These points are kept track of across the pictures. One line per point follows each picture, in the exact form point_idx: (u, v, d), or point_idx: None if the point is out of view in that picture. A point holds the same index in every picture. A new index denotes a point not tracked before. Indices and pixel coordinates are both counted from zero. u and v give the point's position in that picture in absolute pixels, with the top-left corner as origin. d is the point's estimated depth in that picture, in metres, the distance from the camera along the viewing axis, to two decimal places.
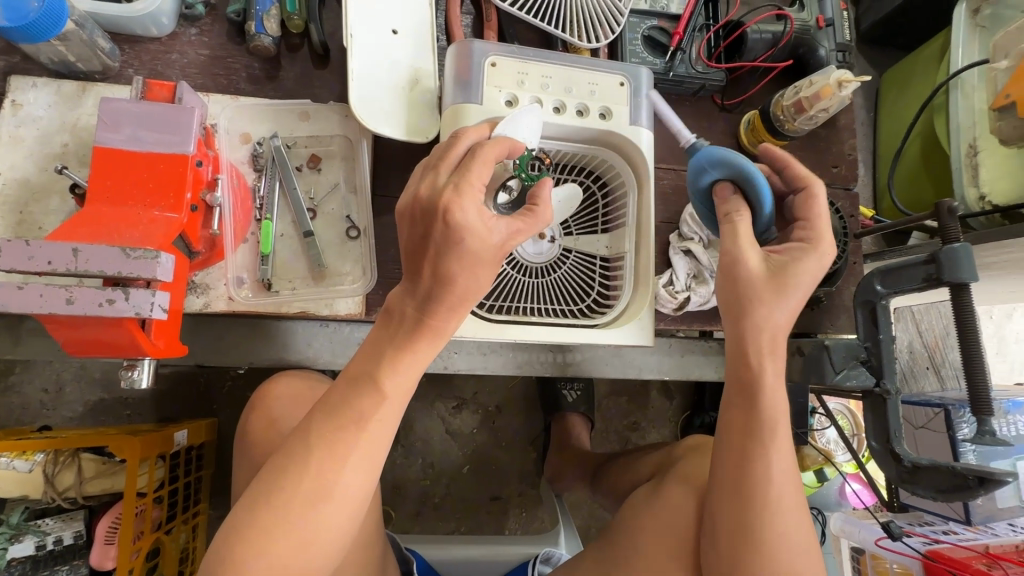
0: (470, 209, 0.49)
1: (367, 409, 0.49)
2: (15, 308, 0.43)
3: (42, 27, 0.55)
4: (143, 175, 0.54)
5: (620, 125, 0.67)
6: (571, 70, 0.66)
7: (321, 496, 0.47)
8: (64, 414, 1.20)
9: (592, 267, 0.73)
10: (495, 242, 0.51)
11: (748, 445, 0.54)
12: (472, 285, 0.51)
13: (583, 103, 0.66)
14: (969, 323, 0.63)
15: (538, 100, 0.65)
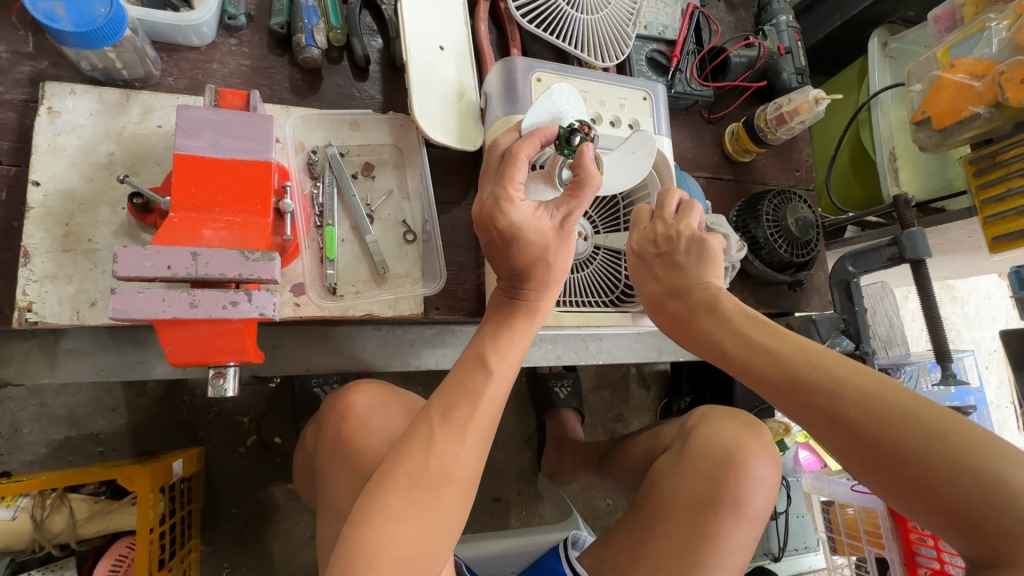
0: (515, 211, 0.53)
1: (481, 387, 0.54)
2: (141, 314, 0.43)
3: (105, 34, 0.54)
4: (228, 181, 0.54)
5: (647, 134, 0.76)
6: (602, 87, 0.75)
7: (450, 468, 0.52)
8: (22, 458, 1.07)
9: (619, 261, 0.81)
10: (549, 228, 0.55)
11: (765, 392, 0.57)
12: (540, 260, 0.55)
13: (616, 116, 0.75)
14: (929, 291, 0.77)
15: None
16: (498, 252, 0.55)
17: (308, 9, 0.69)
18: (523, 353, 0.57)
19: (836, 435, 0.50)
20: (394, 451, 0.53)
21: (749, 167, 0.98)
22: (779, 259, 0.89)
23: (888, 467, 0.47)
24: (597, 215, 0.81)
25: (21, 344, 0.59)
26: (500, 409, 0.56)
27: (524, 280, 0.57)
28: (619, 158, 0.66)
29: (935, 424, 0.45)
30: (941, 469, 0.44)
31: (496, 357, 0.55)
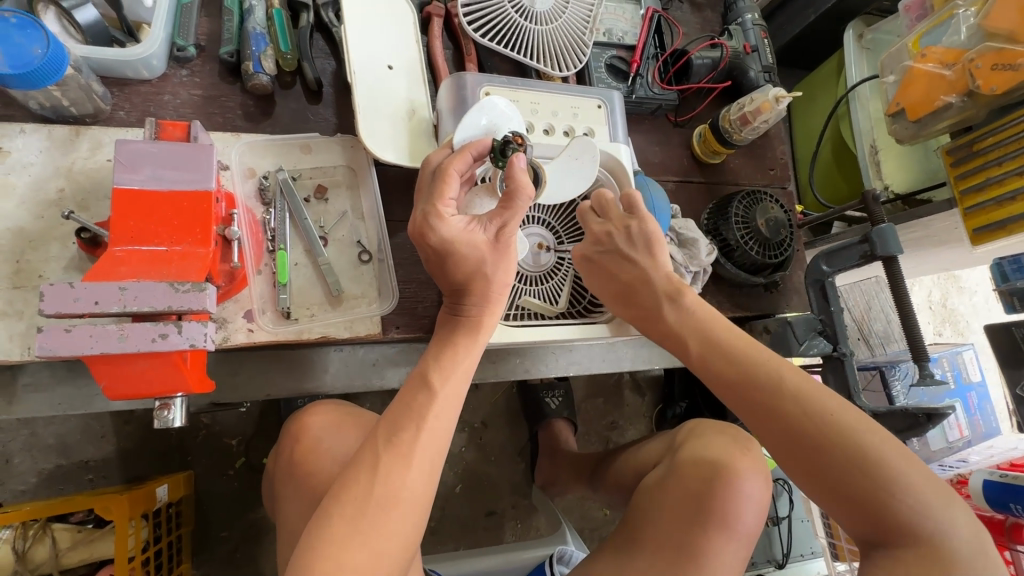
0: (447, 226, 0.53)
1: (425, 407, 0.53)
2: (67, 352, 0.43)
3: (44, 75, 0.55)
4: (168, 213, 0.54)
5: (603, 141, 0.75)
6: (553, 97, 0.75)
7: (399, 491, 0.51)
8: (14, 488, 1.09)
9: None
10: (486, 240, 0.55)
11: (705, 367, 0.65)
12: (484, 269, 0.55)
13: (569, 126, 0.74)
14: (902, 289, 0.74)
15: (530, 126, 0.72)
16: (436, 267, 0.56)
17: (256, 36, 0.70)
18: (470, 369, 0.56)
19: (774, 419, 0.58)
20: (342, 476, 0.52)
21: (720, 168, 0.96)
22: (750, 261, 0.87)
23: (817, 448, 0.56)
24: (561, 226, 0.80)
25: None
26: (450, 428, 0.55)
27: (466, 295, 0.56)
28: (564, 166, 0.66)
29: (855, 418, 0.56)
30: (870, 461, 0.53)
31: (441, 378, 0.55)
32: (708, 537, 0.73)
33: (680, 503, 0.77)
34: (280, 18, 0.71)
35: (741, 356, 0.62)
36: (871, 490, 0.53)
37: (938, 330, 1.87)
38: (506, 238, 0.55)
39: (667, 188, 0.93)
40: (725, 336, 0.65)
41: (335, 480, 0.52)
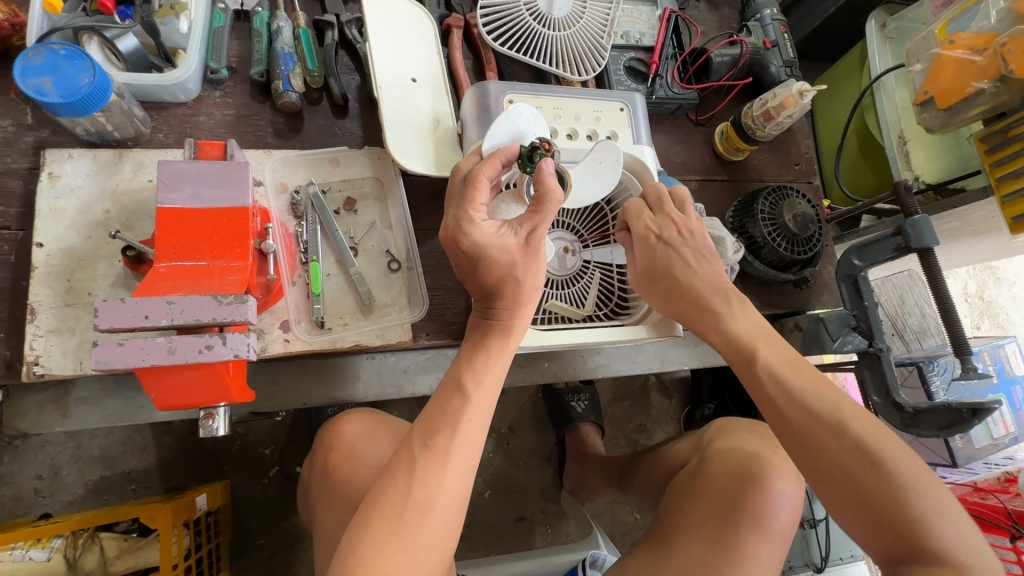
0: (479, 232, 0.53)
1: (459, 411, 0.54)
2: (121, 365, 0.45)
3: (90, 103, 0.57)
4: (209, 229, 0.56)
5: (626, 144, 0.75)
6: (575, 102, 0.75)
7: (435, 496, 0.52)
8: (62, 499, 1.13)
9: (611, 275, 0.81)
10: (517, 244, 0.55)
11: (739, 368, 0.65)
12: (519, 272, 0.55)
13: (592, 130, 0.74)
14: (940, 281, 0.72)
15: (553, 131, 0.73)
16: (468, 273, 0.56)
17: (284, 56, 0.72)
18: (501, 372, 0.57)
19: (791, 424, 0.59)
20: (379, 481, 0.53)
21: (743, 165, 0.96)
22: (777, 257, 0.86)
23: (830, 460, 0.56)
24: (585, 229, 0.81)
25: (35, 396, 0.63)
26: (484, 431, 0.55)
27: (497, 299, 0.57)
28: (588, 169, 0.66)
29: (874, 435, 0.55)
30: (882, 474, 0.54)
31: (474, 382, 0.55)
32: (742, 537, 0.73)
33: (714, 498, 0.77)
34: (307, 37, 0.73)
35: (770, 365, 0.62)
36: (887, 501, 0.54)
37: (976, 323, 1.81)
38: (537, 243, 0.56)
39: (690, 188, 0.92)
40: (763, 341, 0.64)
41: (373, 484, 0.53)
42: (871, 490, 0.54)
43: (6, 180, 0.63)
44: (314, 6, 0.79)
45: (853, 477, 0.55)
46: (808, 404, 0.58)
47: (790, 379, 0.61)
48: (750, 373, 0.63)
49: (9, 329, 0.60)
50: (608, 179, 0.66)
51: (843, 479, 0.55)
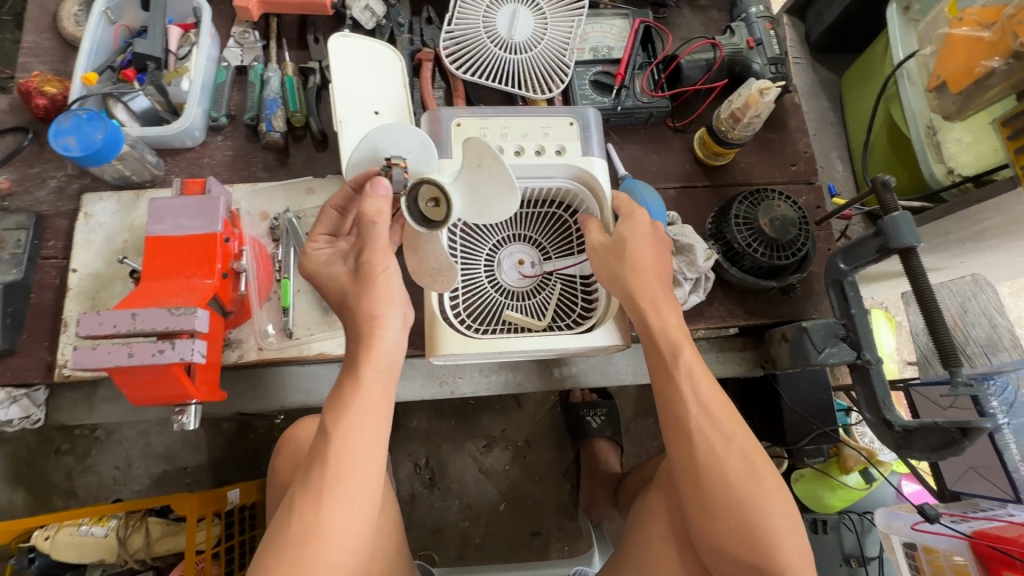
0: (320, 255, 0.68)
1: (333, 448, 0.57)
2: (92, 365, 0.56)
3: (104, 153, 0.71)
4: (184, 253, 0.67)
5: (575, 158, 0.77)
6: (524, 120, 0.78)
7: (321, 520, 0.55)
8: (133, 487, 1.32)
9: (574, 287, 0.79)
10: (346, 271, 0.66)
11: (663, 373, 0.64)
12: (348, 298, 0.64)
13: (540, 146, 0.77)
14: (925, 284, 0.65)
15: (500, 150, 0.77)
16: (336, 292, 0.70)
17: (269, 101, 0.83)
18: (376, 407, 0.60)
19: (682, 429, 0.62)
20: (277, 513, 0.56)
21: (729, 170, 0.92)
22: (756, 264, 0.81)
23: (703, 469, 0.60)
24: (549, 242, 0.80)
25: (72, 394, 0.77)
26: (371, 455, 0.58)
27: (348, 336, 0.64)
28: (473, 179, 0.64)
29: (752, 470, 0.59)
30: (738, 498, 0.58)
31: (350, 398, 0.59)
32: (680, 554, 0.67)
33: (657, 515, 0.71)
34: (291, 83, 0.84)
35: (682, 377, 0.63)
36: (739, 523, 0.57)
37: None
38: (371, 270, 0.64)
39: (667, 195, 0.91)
40: (683, 350, 0.64)
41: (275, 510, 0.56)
42: (749, 512, 0.57)
43: (57, 220, 0.79)
44: (304, 55, 0.90)
45: (738, 498, 0.58)
46: (704, 427, 0.61)
47: (700, 399, 0.62)
48: (666, 364, 0.64)
49: (50, 338, 0.75)
50: (492, 181, 0.63)
51: (724, 497, 0.58)
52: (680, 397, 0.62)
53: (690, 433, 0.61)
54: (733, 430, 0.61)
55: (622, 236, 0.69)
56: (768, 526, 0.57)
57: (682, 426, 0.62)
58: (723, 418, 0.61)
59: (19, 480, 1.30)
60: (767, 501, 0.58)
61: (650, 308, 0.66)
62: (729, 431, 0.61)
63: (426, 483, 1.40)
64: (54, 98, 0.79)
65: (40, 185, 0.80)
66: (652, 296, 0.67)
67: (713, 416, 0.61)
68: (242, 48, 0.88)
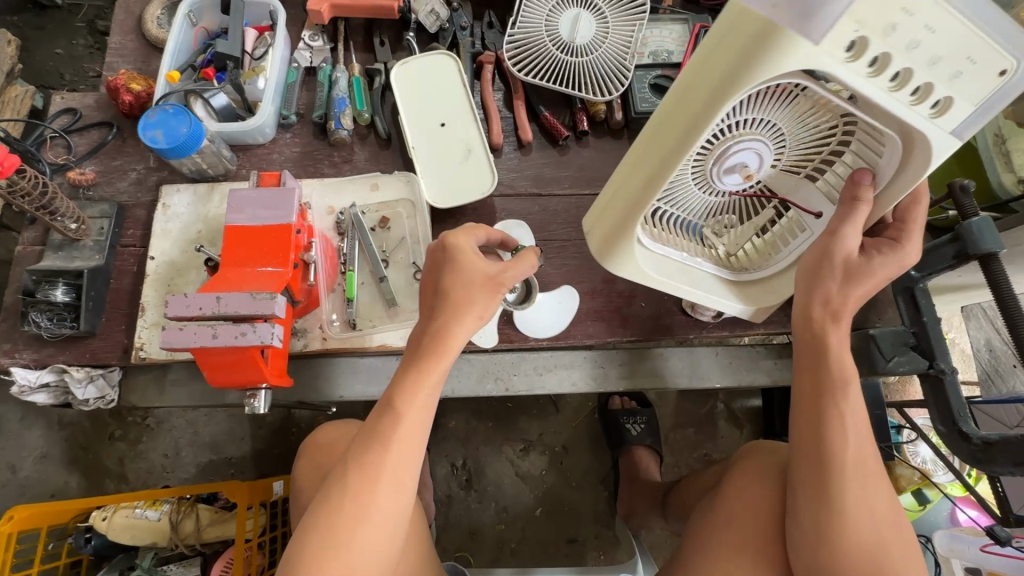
0: (463, 244, 0.62)
1: (364, 468, 0.58)
2: (179, 345, 0.58)
3: (188, 147, 0.74)
4: (260, 242, 0.69)
5: (936, 131, 0.49)
6: (984, 30, 0.43)
7: (341, 528, 0.57)
8: (181, 475, 1.36)
9: (768, 197, 0.64)
10: (488, 270, 0.62)
11: (823, 397, 0.59)
12: (468, 307, 0.60)
13: (928, 83, 0.46)
14: (1007, 291, 0.63)
15: (883, 57, 0.44)
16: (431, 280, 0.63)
17: (338, 100, 0.86)
18: (416, 432, 0.60)
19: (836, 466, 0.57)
20: (308, 516, 0.59)
21: None
22: None
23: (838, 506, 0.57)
24: (794, 142, 0.58)
25: (143, 377, 0.80)
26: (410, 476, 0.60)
27: (420, 336, 0.62)
28: (549, 299, 0.82)
29: (874, 511, 0.57)
30: (850, 534, 0.57)
31: (396, 408, 0.59)
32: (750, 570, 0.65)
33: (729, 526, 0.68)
34: (358, 84, 0.87)
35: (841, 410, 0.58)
36: (860, 559, 0.57)
37: None
38: (496, 287, 0.62)
39: None
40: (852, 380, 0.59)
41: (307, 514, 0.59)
42: (878, 551, 0.57)
43: (136, 210, 0.83)
44: (369, 57, 0.93)
45: (870, 535, 0.57)
46: (849, 465, 0.57)
47: (853, 436, 0.58)
48: (824, 388, 0.59)
49: (127, 322, 0.78)
50: (562, 311, 0.82)
51: (849, 532, 0.57)
52: (835, 431, 0.58)
53: (836, 468, 0.57)
54: (875, 472, 0.58)
55: (869, 255, 0.59)
56: (881, 565, 0.56)
57: (824, 461, 0.58)
58: (867, 457, 0.58)
59: (75, 463, 1.35)
60: (885, 542, 0.57)
61: (836, 326, 0.60)
62: (871, 472, 0.58)
63: (462, 485, 1.40)
64: (138, 95, 0.83)
65: (122, 177, 0.84)
66: (837, 314, 0.59)
67: (856, 455, 0.58)
68: (311, 51, 0.91)
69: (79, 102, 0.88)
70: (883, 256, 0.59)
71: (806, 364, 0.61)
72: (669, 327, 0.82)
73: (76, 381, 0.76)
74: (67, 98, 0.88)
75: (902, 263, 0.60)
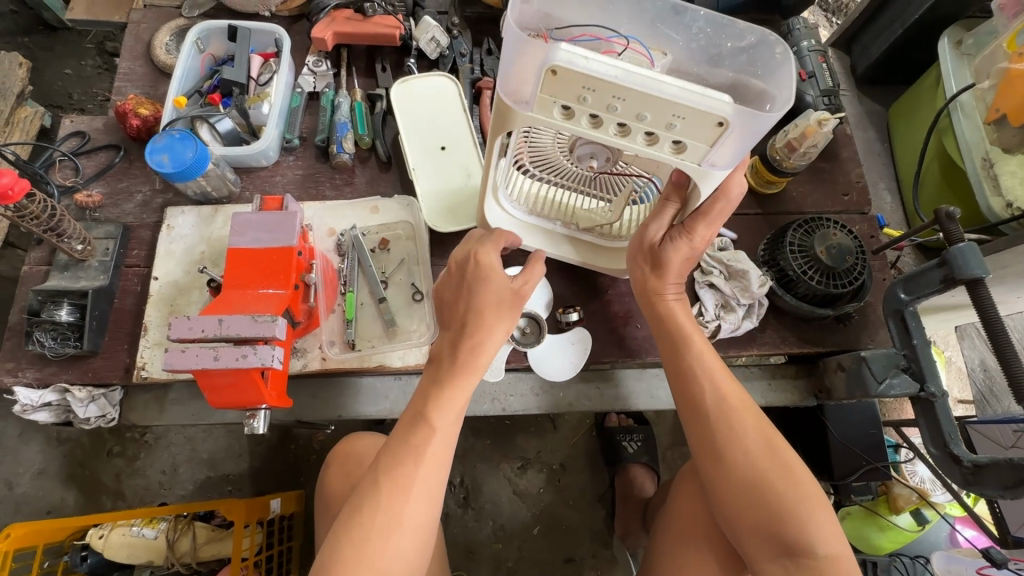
0: (491, 256, 0.67)
1: (385, 499, 0.57)
2: (181, 366, 0.59)
3: (193, 170, 0.76)
4: (263, 264, 0.71)
5: (691, 161, 0.56)
6: (673, 98, 0.48)
7: (369, 549, 0.56)
8: (178, 492, 1.35)
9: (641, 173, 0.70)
10: (513, 287, 0.66)
11: (676, 353, 0.71)
12: (494, 320, 0.65)
13: (652, 131, 0.53)
14: (993, 315, 0.65)
15: (597, 117, 0.53)
16: (457, 291, 0.68)
17: (340, 125, 0.88)
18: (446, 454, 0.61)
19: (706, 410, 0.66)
20: (327, 548, 0.57)
21: (781, 199, 0.93)
22: (810, 292, 0.81)
23: (717, 444, 0.65)
24: None
25: (144, 396, 0.81)
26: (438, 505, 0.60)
27: (449, 358, 0.64)
28: (562, 347, 0.81)
29: (752, 444, 0.63)
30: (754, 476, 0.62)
31: (427, 437, 0.61)
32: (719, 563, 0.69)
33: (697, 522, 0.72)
34: (360, 109, 0.89)
35: (690, 359, 0.70)
36: (768, 500, 0.61)
37: None
38: (518, 296, 0.67)
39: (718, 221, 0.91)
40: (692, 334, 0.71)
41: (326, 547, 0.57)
42: (768, 489, 0.61)
43: (141, 231, 0.85)
44: (371, 82, 0.96)
45: (760, 471, 0.62)
46: (716, 404, 0.66)
47: (711, 381, 0.68)
48: (675, 343, 0.72)
49: (129, 342, 0.79)
50: (569, 360, 0.81)
51: (740, 470, 0.63)
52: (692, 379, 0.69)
53: (706, 410, 0.66)
54: (744, 410, 0.66)
55: (663, 247, 0.71)
56: (785, 500, 0.60)
57: (694, 407, 0.68)
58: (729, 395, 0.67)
59: (72, 480, 1.35)
60: (781, 475, 0.61)
61: (660, 294, 0.74)
62: (735, 408, 0.66)
63: (460, 503, 1.40)
64: (146, 120, 0.86)
65: (128, 199, 0.86)
66: (660, 287, 0.73)
67: (720, 395, 0.67)
68: (314, 76, 0.93)
69: (88, 126, 0.90)
70: (676, 240, 0.70)
71: (658, 329, 0.74)
72: None
73: (78, 400, 0.77)
74: (76, 121, 0.90)
75: (694, 247, 0.71)
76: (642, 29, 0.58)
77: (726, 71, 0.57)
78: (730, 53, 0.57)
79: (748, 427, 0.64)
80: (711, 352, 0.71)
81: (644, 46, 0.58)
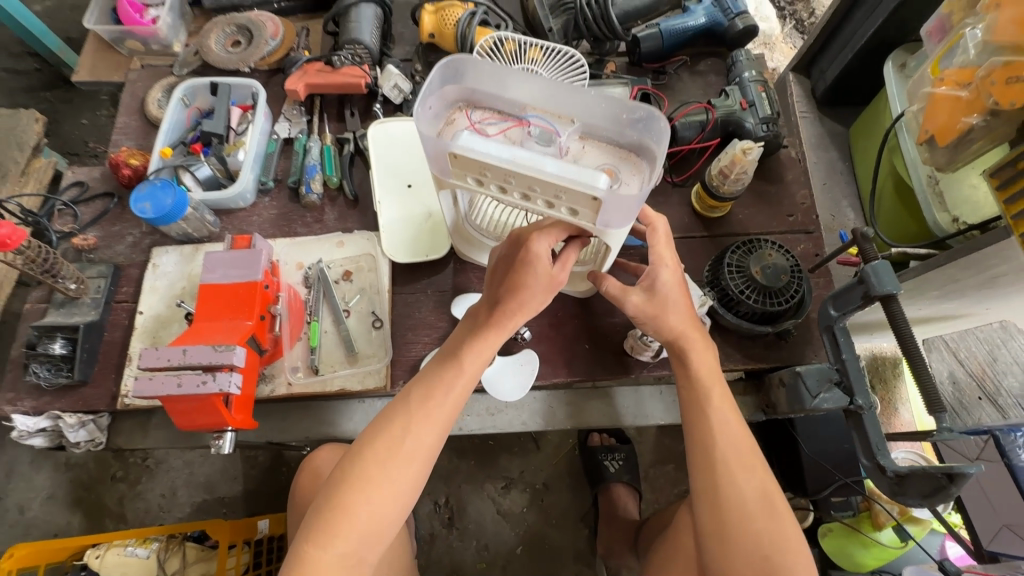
0: (543, 241, 0.65)
1: (343, 527, 0.61)
2: (148, 393, 0.65)
3: (172, 215, 0.84)
4: (231, 297, 0.78)
5: (588, 222, 0.63)
6: (550, 178, 0.57)
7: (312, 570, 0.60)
8: (177, 514, 1.42)
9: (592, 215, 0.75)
10: (553, 272, 0.66)
11: (697, 406, 0.73)
12: (527, 301, 0.67)
13: (548, 200, 0.61)
14: (907, 332, 0.67)
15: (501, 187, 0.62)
16: (506, 267, 0.67)
17: (310, 168, 0.96)
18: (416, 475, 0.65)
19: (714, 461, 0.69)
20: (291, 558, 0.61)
21: (727, 222, 0.97)
22: (750, 310, 0.85)
23: (711, 491, 0.68)
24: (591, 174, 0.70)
25: (129, 421, 0.89)
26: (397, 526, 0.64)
27: (443, 373, 0.67)
28: (511, 369, 0.86)
29: (751, 503, 0.66)
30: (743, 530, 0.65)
31: (393, 452, 0.64)
32: None
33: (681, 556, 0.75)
34: (329, 151, 0.97)
35: (710, 415, 0.72)
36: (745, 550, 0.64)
37: None
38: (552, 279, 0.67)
39: None
40: (714, 387, 0.74)
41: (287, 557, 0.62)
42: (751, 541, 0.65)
43: (130, 270, 0.93)
44: (341, 126, 1.04)
45: (754, 527, 0.65)
46: (720, 459, 0.69)
47: (724, 436, 0.70)
48: (699, 396, 0.74)
49: (116, 372, 0.86)
50: (519, 381, 0.85)
51: (734, 521, 0.66)
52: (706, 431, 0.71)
53: (716, 464, 0.69)
54: (756, 471, 0.68)
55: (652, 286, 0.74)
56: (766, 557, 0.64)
57: (707, 456, 0.70)
58: (736, 454, 0.69)
59: (78, 504, 1.43)
60: (766, 534, 0.65)
61: (690, 345, 0.75)
62: (748, 467, 0.68)
63: (445, 523, 1.43)
64: (136, 169, 0.95)
65: (120, 241, 0.95)
66: (683, 339, 0.74)
67: (734, 453, 0.69)
68: (290, 123, 1.02)
69: (87, 176, 1.00)
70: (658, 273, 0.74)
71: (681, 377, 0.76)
72: (611, 368, 0.87)
73: (69, 426, 0.84)
74: (77, 172, 1.00)
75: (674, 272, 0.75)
76: (550, 106, 0.65)
77: (630, 134, 0.64)
78: (629, 122, 0.63)
79: (749, 483, 0.67)
80: (734, 412, 0.73)
81: (551, 118, 0.65)
